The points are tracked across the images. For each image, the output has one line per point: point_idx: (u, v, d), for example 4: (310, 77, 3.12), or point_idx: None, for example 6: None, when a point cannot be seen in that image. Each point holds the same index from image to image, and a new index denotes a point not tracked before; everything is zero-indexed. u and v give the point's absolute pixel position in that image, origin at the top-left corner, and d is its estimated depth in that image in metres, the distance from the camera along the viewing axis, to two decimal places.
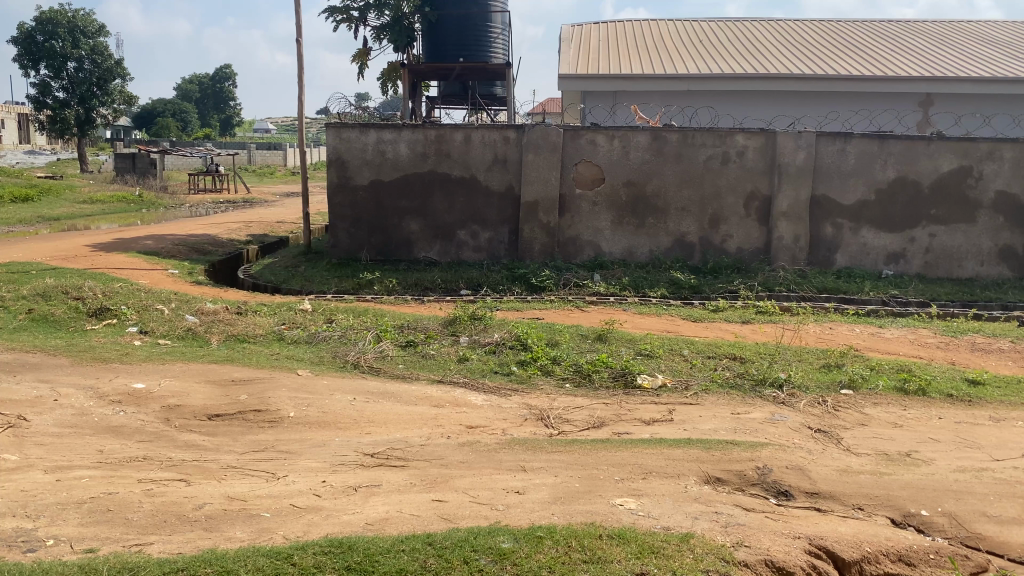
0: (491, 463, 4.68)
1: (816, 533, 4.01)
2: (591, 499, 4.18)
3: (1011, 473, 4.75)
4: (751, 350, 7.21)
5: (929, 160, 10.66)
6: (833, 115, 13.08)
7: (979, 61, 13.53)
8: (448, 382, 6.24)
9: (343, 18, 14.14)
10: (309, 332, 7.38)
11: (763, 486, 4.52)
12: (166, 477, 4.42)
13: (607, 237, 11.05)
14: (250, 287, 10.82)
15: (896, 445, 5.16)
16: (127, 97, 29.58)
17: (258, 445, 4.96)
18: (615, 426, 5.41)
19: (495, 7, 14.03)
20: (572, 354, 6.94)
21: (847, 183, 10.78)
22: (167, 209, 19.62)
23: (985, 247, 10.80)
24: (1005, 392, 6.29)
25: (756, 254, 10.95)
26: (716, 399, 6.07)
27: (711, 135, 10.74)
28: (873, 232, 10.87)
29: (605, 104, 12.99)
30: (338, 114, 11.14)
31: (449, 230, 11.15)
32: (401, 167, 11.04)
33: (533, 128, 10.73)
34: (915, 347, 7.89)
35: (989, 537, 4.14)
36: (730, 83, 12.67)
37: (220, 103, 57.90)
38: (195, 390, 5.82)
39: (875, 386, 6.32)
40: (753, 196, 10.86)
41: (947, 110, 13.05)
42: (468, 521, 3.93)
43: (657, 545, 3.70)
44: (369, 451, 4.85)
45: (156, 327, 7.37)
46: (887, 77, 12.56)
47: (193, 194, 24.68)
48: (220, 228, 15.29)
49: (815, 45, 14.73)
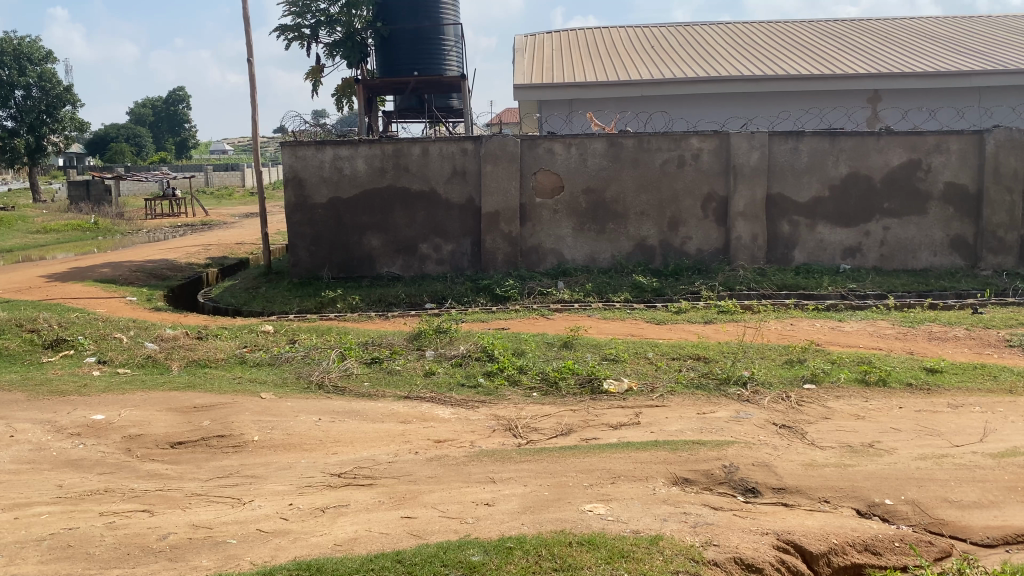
0: (460, 476, 4.66)
1: (784, 528, 4.05)
2: (561, 507, 4.19)
3: (970, 458, 4.84)
4: (714, 350, 7.28)
5: (879, 155, 10.88)
6: (784, 114, 13.30)
7: (923, 57, 13.82)
8: (414, 398, 6.20)
9: (295, 36, 14.10)
10: (271, 353, 7.31)
11: (730, 484, 4.56)
12: (128, 508, 4.33)
13: (570, 243, 11.09)
14: (211, 311, 10.67)
15: (859, 436, 5.25)
16: (78, 124, 29.06)
17: (223, 471, 4.89)
18: (583, 432, 5.43)
19: (447, 20, 14.02)
20: (538, 362, 6.95)
21: (801, 180, 10.95)
22: (123, 236, 19.31)
23: (937, 237, 11.03)
24: (962, 379, 6.43)
25: (716, 254, 11.07)
26: (681, 399, 6.11)
27: (666, 139, 10.86)
28: (829, 228, 11.06)
29: (561, 112, 13.08)
30: (293, 132, 11.05)
31: (410, 244, 11.13)
32: (360, 183, 11.00)
33: (490, 139, 10.76)
34: (874, 339, 8.03)
35: (951, 522, 4.22)
36: (682, 86, 12.84)
37: (176, 126, 57.27)
38: (156, 419, 5.71)
39: (837, 380, 6.42)
40: (710, 198, 10.99)
41: (895, 106, 13.30)
42: (438, 536, 3.91)
43: (626, 549, 3.71)
44: (336, 471, 4.81)
45: (114, 357, 7.25)
46: (836, 75, 12.81)
47: (150, 220, 24.32)
48: (178, 253, 15.07)
49: (765, 46, 14.96)
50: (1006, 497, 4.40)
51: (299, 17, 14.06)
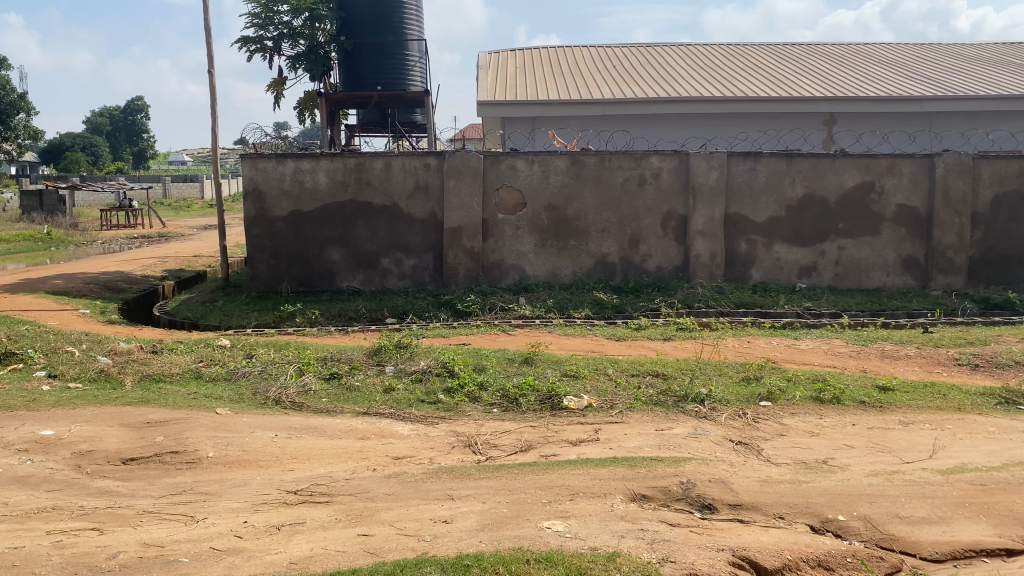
0: (418, 493, 4.63)
1: (740, 545, 4.09)
2: (519, 524, 4.19)
3: (921, 474, 4.94)
4: (672, 366, 7.35)
5: (835, 176, 11.12)
6: (742, 135, 13.54)
7: (876, 82, 14.19)
8: (373, 415, 6.16)
9: (257, 47, 14.02)
10: (228, 368, 7.21)
11: (687, 500, 4.60)
12: (76, 526, 4.23)
13: (531, 259, 11.13)
14: (167, 324, 10.50)
15: (813, 453, 5.33)
16: (32, 132, 28.47)
17: (176, 487, 4.80)
18: (543, 449, 5.44)
19: (411, 36, 14.05)
20: (499, 378, 6.95)
21: (758, 201, 11.15)
22: (78, 247, 18.94)
23: (890, 257, 11.27)
24: (913, 397, 6.56)
25: (675, 272, 11.19)
26: (640, 416, 6.16)
27: (626, 157, 10.98)
28: (786, 247, 11.26)
29: (523, 129, 13.16)
30: (253, 144, 10.94)
31: (372, 258, 11.07)
32: (321, 197, 10.94)
33: (453, 155, 10.77)
34: (828, 357, 8.18)
35: (901, 538, 4.30)
36: (644, 106, 13.00)
37: (134, 136, 56.44)
38: (108, 435, 5.59)
39: (792, 397, 6.51)
40: (669, 216, 11.11)
41: (850, 129, 13.60)
42: (395, 554, 3.88)
43: (584, 566, 3.72)
44: (293, 488, 4.75)
45: (66, 370, 7.10)
46: (792, 98, 13.08)
47: (105, 230, 23.87)
48: (134, 265, 14.79)
49: (724, 68, 15.22)
50: (954, 513, 4.50)
51: (262, 29, 13.99)
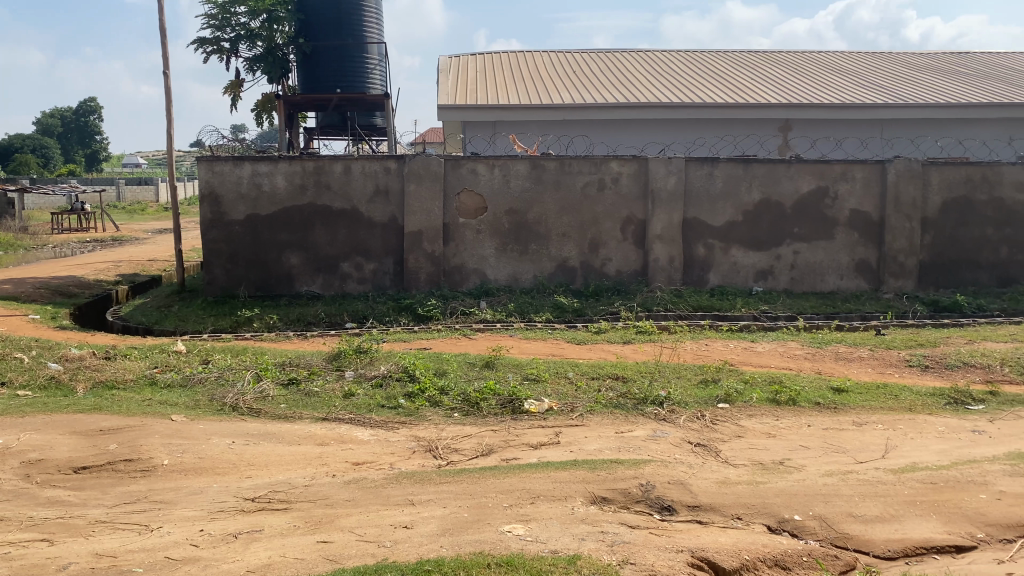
0: (378, 499, 4.60)
1: (698, 545, 4.13)
2: (479, 528, 4.18)
3: (874, 474, 5.05)
4: (632, 370, 7.40)
5: (790, 181, 11.31)
6: (700, 141, 13.71)
7: (830, 89, 14.47)
8: (333, 420, 6.10)
9: (214, 49, 13.83)
10: (183, 374, 7.09)
11: (647, 502, 4.63)
12: (25, 538, 4.12)
13: (492, 263, 11.13)
14: (120, 330, 10.29)
15: (770, 454, 5.41)
16: None
17: (130, 496, 4.70)
18: (503, 453, 5.43)
19: (371, 39, 13.97)
20: (459, 383, 6.93)
21: (716, 206, 11.29)
22: (27, 251, 18.48)
23: (844, 261, 11.49)
24: (866, 398, 6.69)
25: (634, 275, 11.28)
26: (600, 419, 6.19)
27: (586, 162, 11.05)
28: (743, 251, 11.41)
29: (484, 134, 13.17)
30: (210, 146, 10.79)
31: (331, 262, 10.98)
32: (279, 200, 10.82)
33: (413, 158, 10.74)
34: (784, 359, 8.31)
35: (855, 536, 4.38)
36: (603, 111, 13.09)
37: (86, 138, 55.29)
38: (59, 443, 5.46)
39: (749, 399, 6.60)
40: (629, 221, 11.20)
41: (804, 135, 13.85)
42: (355, 560, 3.85)
43: (544, 569, 3.73)
44: (250, 495, 4.69)
45: (14, 377, 6.92)
46: (748, 104, 13.28)
47: (57, 234, 23.32)
48: (86, 269, 14.47)
49: (682, 75, 15.40)
50: (906, 511, 4.60)
51: (218, 31, 13.81)
